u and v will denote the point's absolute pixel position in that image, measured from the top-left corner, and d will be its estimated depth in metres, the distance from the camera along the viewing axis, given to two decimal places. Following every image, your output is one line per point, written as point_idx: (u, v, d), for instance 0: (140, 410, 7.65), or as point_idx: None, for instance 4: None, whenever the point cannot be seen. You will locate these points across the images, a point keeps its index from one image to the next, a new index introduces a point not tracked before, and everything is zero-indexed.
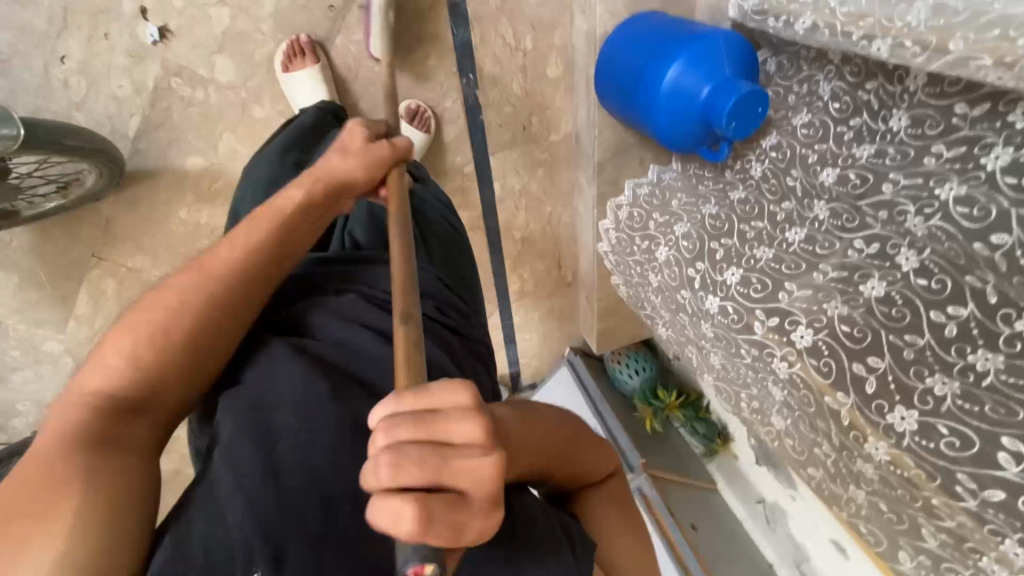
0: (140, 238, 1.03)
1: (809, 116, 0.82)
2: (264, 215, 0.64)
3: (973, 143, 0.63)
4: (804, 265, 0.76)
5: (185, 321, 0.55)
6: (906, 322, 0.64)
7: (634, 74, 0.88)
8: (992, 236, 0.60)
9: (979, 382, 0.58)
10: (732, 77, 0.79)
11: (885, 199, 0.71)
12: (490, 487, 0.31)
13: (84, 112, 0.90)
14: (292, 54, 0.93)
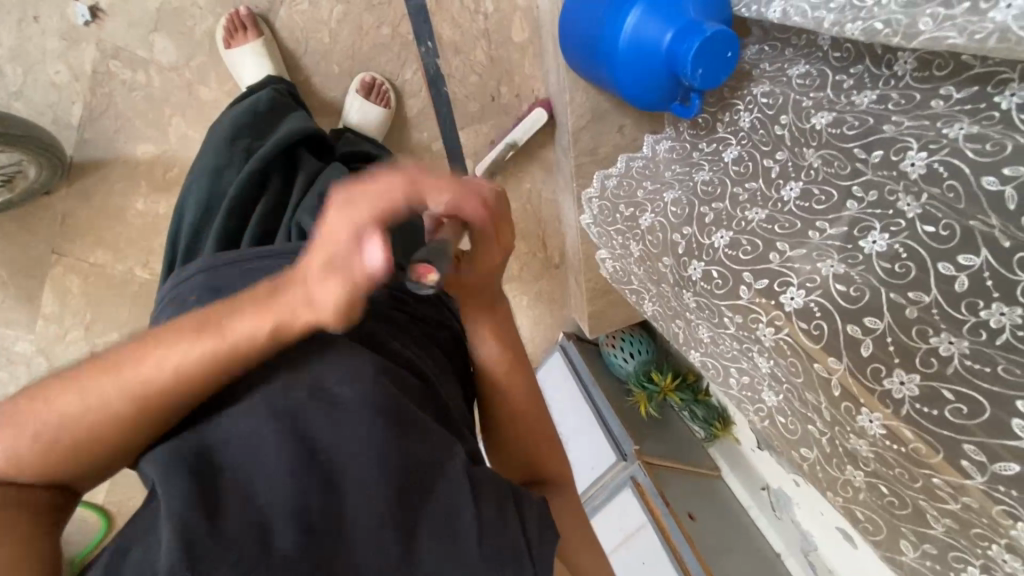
0: (100, 232, 1.00)
1: (807, 66, 0.72)
2: (198, 324, 0.42)
3: (986, 81, 0.53)
4: (800, 223, 0.65)
5: (83, 424, 0.40)
6: (910, 278, 0.53)
7: (595, 31, 0.81)
8: (1004, 169, 0.49)
9: (992, 340, 0.47)
10: (697, 20, 0.71)
11: (883, 138, 0.59)
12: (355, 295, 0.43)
13: (24, 102, 0.87)
14: (232, 29, 0.88)
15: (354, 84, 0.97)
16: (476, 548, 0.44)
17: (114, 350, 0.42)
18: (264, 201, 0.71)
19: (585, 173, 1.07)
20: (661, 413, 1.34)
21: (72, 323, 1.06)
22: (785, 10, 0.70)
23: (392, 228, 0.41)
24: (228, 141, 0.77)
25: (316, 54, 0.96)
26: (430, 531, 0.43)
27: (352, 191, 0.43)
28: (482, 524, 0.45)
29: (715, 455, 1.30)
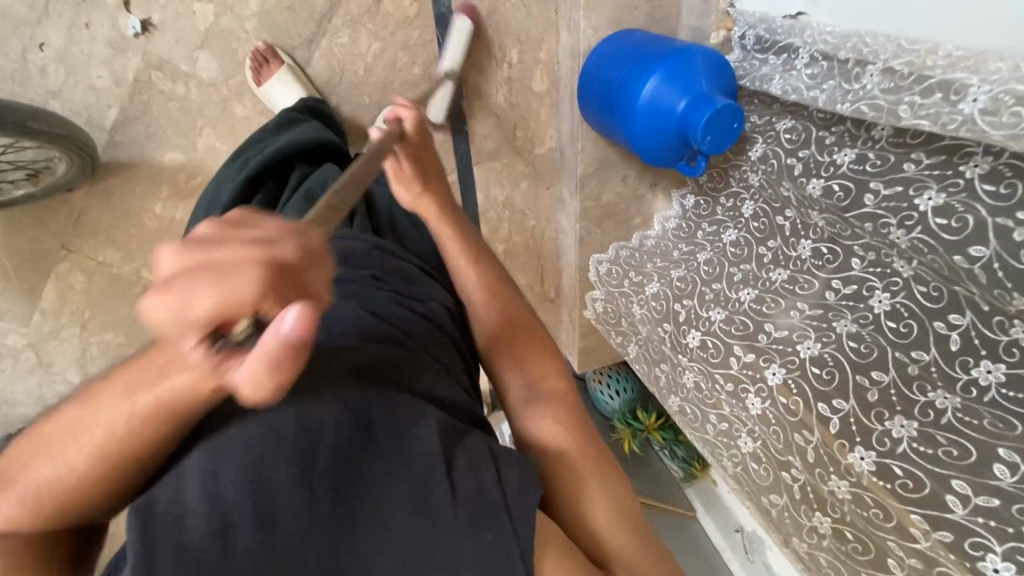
0: (113, 232, 1.02)
1: (792, 121, 0.81)
2: (132, 382, 0.37)
3: (953, 152, 0.60)
4: (817, 283, 0.73)
5: (68, 487, 0.37)
6: (913, 337, 0.62)
7: (613, 92, 0.89)
8: (970, 249, 0.56)
9: (981, 397, 0.55)
10: (709, 92, 0.80)
11: (867, 211, 0.67)
12: (271, 384, 0.31)
13: (61, 101, 0.89)
14: (258, 65, 0.93)
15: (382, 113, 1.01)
16: (451, 514, 0.43)
17: (79, 401, 0.38)
18: (257, 204, 0.74)
19: (587, 217, 1.14)
20: (644, 452, 1.38)
21: (69, 319, 1.07)
22: (784, 87, 0.80)
23: (264, 341, 0.29)
24: (234, 162, 0.82)
25: (350, 85, 1.00)
26: (405, 507, 0.43)
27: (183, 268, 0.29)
28: (457, 498, 0.44)
29: (690, 496, 1.32)
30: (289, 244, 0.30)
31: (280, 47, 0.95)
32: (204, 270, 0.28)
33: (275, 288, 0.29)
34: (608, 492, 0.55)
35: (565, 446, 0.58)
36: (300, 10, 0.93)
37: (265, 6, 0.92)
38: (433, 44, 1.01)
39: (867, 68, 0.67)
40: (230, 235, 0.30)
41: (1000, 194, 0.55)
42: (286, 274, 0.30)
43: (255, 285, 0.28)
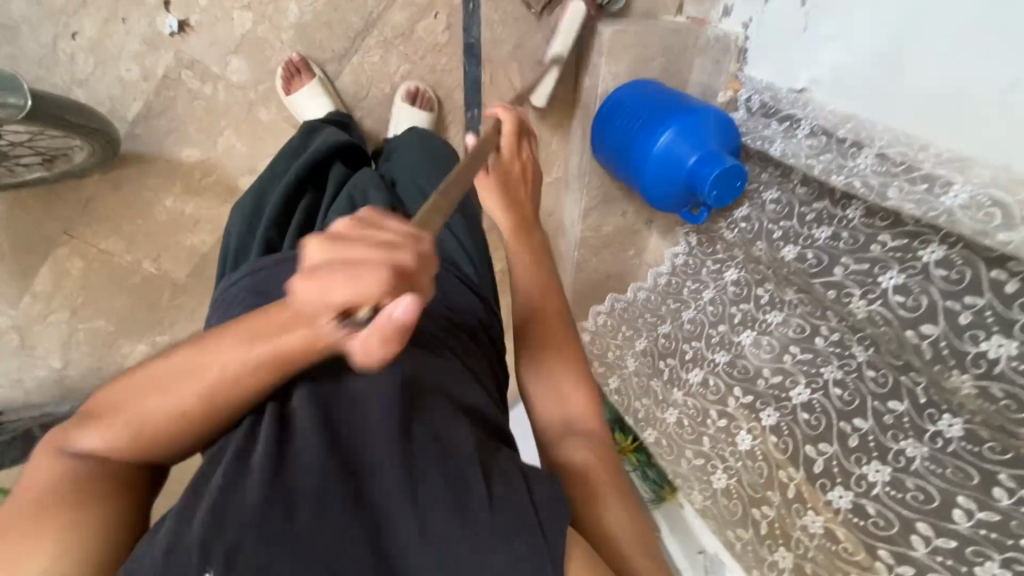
0: (118, 221, 1.01)
1: (778, 192, 0.91)
2: (251, 333, 0.42)
3: (914, 237, 0.69)
4: (808, 329, 0.80)
5: (165, 421, 0.44)
6: (888, 387, 0.69)
7: (626, 141, 0.97)
8: (922, 326, 0.66)
9: (945, 447, 0.62)
10: (718, 150, 0.88)
11: (835, 279, 0.78)
12: (379, 350, 0.38)
13: (86, 90, 0.90)
14: (289, 76, 0.95)
15: (399, 92, 1.00)
16: (486, 518, 0.43)
17: (195, 343, 0.44)
18: (301, 210, 0.74)
19: (586, 246, 1.20)
20: None
21: (59, 304, 1.05)
22: (785, 149, 0.88)
23: (379, 322, 0.36)
24: (273, 167, 0.83)
25: (376, 101, 1.03)
26: (443, 507, 0.44)
27: (328, 257, 0.35)
28: (493, 500, 0.45)
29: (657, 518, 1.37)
30: (411, 250, 0.36)
31: (312, 59, 0.97)
32: (343, 263, 0.35)
33: (393, 286, 0.35)
34: (635, 514, 0.57)
35: (599, 462, 0.60)
36: (336, 26, 0.96)
37: (302, 19, 0.95)
38: (459, 71, 1.05)
39: (863, 149, 0.75)
40: (367, 233, 0.36)
41: (952, 279, 0.64)
42: (405, 273, 0.36)
43: (378, 280, 0.34)
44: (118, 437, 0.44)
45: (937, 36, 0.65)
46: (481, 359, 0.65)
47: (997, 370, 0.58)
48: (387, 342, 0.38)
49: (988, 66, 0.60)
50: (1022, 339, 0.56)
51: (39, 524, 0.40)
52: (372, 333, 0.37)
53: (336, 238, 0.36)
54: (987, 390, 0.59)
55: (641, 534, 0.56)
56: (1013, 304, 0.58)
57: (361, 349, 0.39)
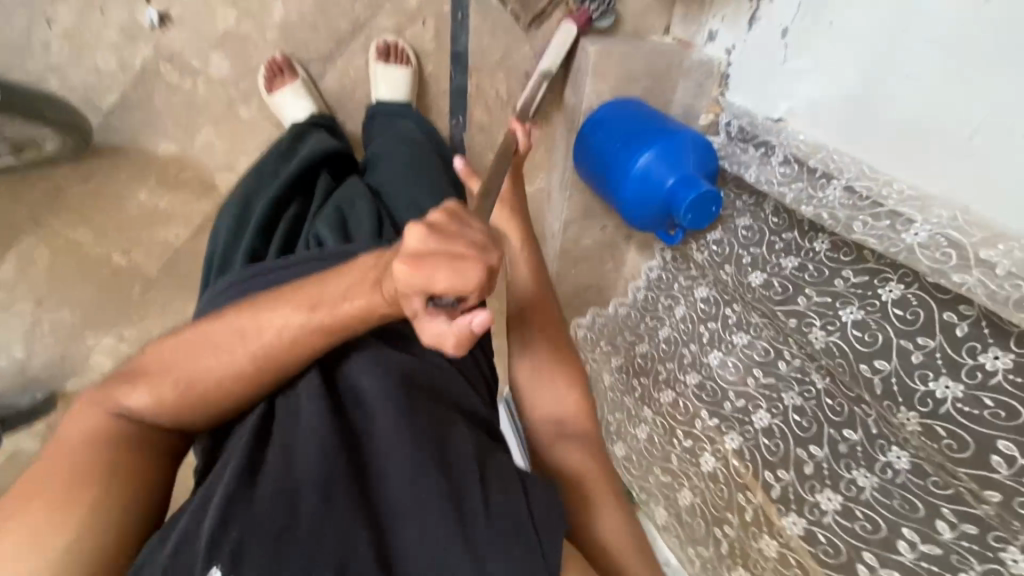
0: (89, 212, 0.99)
1: (750, 220, 0.93)
2: (314, 301, 0.50)
3: (874, 274, 0.71)
4: (771, 354, 0.83)
5: (207, 380, 0.51)
6: (843, 417, 0.71)
7: (607, 158, 0.97)
8: (875, 361, 0.68)
9: (894, 478, 0.64)
10: (695, 174, 0.89)
11: (798, 309, 0.80)
12: (450, 340, 0.43)
13: (59, 78, 0.88)
14: (272, 75, 0.94)
15: (371, 51, 0.97)
16: (483, 522, 0.50)
17: (256, 308, 0.52)
18: (289, 217, 0.74)
19: (565, 259, 1.22)
20: None
21: (23, 295, 1.02)
22: (760, 176, 0.90)
23: (462, 321, 0.42)
24: (259, 172, 0.82)
25: (359, 104, 1.02)
26: (439, 509, 0.49)
27: (423, 243, 0.42)
28: (486, 504, 0.51)
29: None
30: (495, 253, 0.43)
31: (295, 59, 0.96)
32: (445, 255, 0.41)
33: (483, 279, 0.42)
34: (628, 520, 0.67)
35: (594, 476, 0.68)
36: (322, 28, 0.96)
37: (287, 19, 0.94)
38: (446, 79, 1.05)
39: (832, 181, 0.77)
40: (457, 229, 0.43)
41: (907, 319, 0.66)
42: (490, 270, 0.43)
43: (472, 273, 0.41)
44: (157, 394, 0.51)
45: (903, 79, 0.67)
46: (473, 366, 0.70)
47: (942, 411, 0.61)
48: (463, 336, 0.43)
49: (953, 111, 0.62)
50: (968, 383, 0.59)
51: (67, 493, 0.46)
52: (454, 322, 0.43)
53: (442, 230, 0.43)
54: (931, 428, 0.61)
55: (631, 537, 0.66)
56: (962, 348, 0.61)
57: (434, 333, 0.43)
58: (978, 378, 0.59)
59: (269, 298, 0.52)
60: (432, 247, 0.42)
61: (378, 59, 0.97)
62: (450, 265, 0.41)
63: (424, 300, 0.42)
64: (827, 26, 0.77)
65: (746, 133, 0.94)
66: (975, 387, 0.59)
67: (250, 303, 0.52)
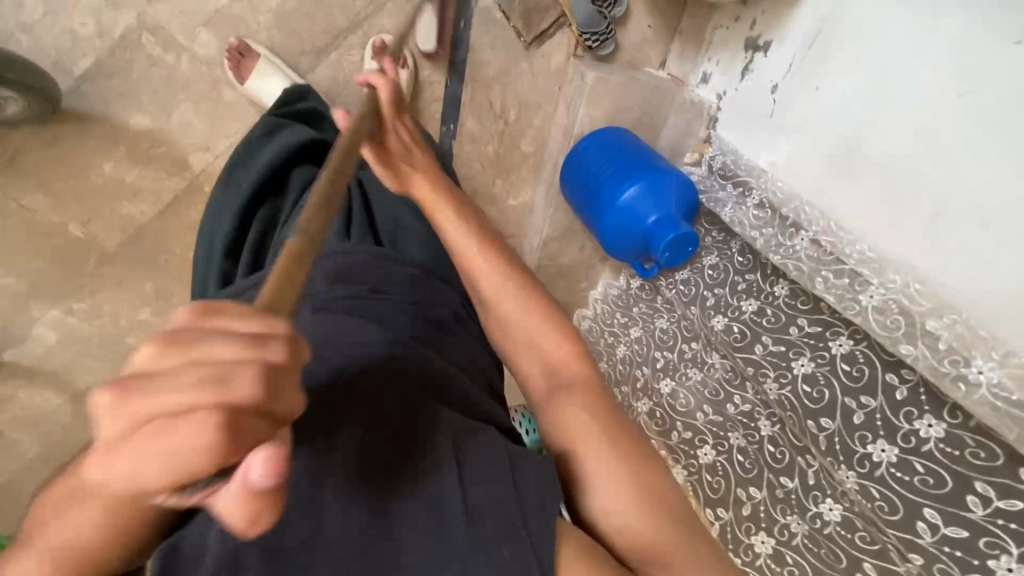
0: (47, 179, 0.94)
1: (716, 258, 0.98)
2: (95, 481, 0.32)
3: (826, 327, 0.77)
4: (721, 394, 0.90)
5: (86, 551, 0.36)
6: (783, 464, 0.79)
7: (589, 188, 1.00)
8: (821, 418, 0.74)
9: (822, 528, 0.72)
10: (675, 215, 0.92)
11: (755, 356, 0.85)
12: (243, 507, 0.30)
13: (30, 37, 0.86)
14: (235, 63, 0.91)
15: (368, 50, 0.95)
16: (464, 532, 0.44)
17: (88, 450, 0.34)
18: (260, 218, 0.71)
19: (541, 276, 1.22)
20: None
21: None
22: (733, 217, 0.94)
23: (237, 485, 0.29)
24: (231, 170, 0.79)
25: (349, 100, 1.00)
26: (422, 516, 0.44)
27: (123, 421, 0.27)
28: (470, 504, 0.45)
29: None
30: (248, 370, 0.27)
31: (289, 48, 0.95)
32: (165, 421, 0.27)
33: (235, 430, 0.27)
34: (636, 479, 0.52)
35: (586, 435, 0.54)
36: (319, 19, 0.95)
37: (284, 6, 0.94)
38: (441, 85, 1.07)
39: (800, 232, 0.82)
40: (177, 360, 0.27)
41: (853, 375, 0.71)
42: (245, 408, 0.27)
43: (212, 436, 0.27)
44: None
45: (874, 150, 0.71)
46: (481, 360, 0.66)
47: (877, 473, 0.67)
48: (253, 495, 0.30)
49: (919, 191, 0.65)
50: (901, 449, 0.65)
51: None
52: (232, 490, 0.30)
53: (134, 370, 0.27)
54: (867, 488, 0.68)
55: (648, 500, 0.51)
56: (899, 412, 0.66)
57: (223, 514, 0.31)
58: (911, 443, 0.64)
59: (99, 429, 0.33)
60: (131, 409, 0.27)
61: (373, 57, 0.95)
62: (171, 421, 0.27)
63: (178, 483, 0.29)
64: (813, 90, 0.80)
65: (726, 169, 0.98)
66: (908, 452, 0.64)
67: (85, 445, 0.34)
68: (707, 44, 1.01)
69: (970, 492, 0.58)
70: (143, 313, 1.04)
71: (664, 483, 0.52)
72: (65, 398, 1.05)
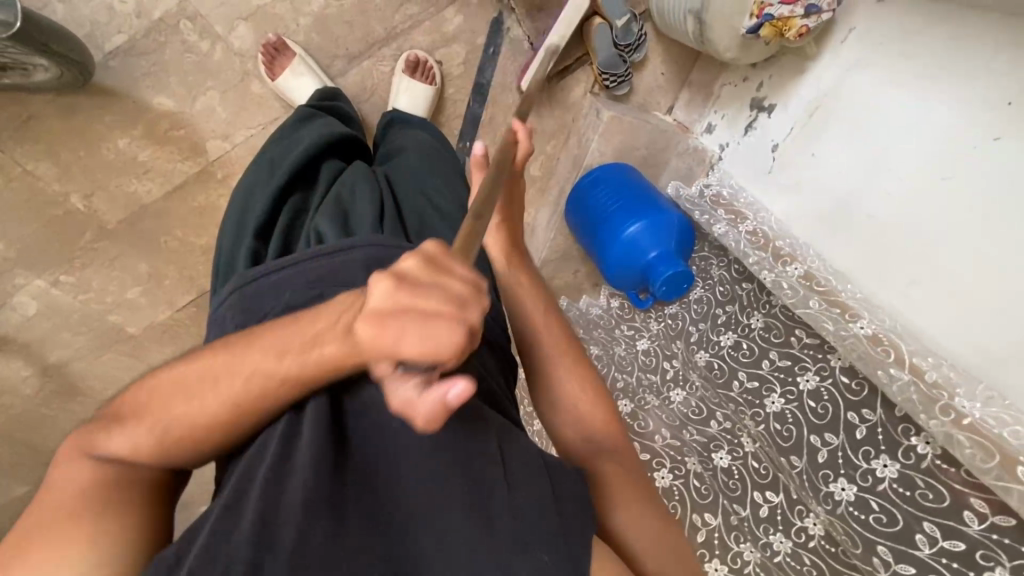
0: (56, 146, 0.93)
1: (701, 292, 1.05)
2: (280, 348, 0.44)
3: (795, 361, 0.85)
4: (679, 421, 0.96)
5: (192, 426, 0.45)
6: (737, 493, 0.85)
7: (594, 219, 1.05)
8: (791, 455, 0.81)
9: (772, 557, 0.79)
10: (673, 252, 0.99)
11: (733, 393, 0.91)
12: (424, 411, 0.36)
13: (68, 8, 0.88)
14: (269, 59, 0.95)
15: (399, 62, 0.99)
16: (506, 522, 0.44)
17: (235, 343, 0.45)
18: (291, 208, 0.72)
19: None
20: None
21: None
22: (726, 234, 0.99)
23: (436, 391, 0.35)
24: (259, 164, 0.80)
25: (373, 106, 1.03)
26: (459, 508, 0.44)
27: (388, 302, 0.36)
28: (513, 503, 0.45)
29: None
30: (474, 310, 0.37)
31: (324, 51, 0.99)
32: (414, 311, 0.35)
33: (459, 347, 0.36)
34: (663, 526, 0.55)
35: (623, 479, 0.56)
36: (357, 28, 0.99)
37: (325, 11, 0.98)
38: (464, 103, 1.07)
39: (795, 262, 0.88)
40: (432, 279, 0.36)
41: (818, 412, 0.80)
42: (472, 332, 0.36)
43: (446, 345, 0.35)
44: (143, 441, 0.45)
45: (866, 217, 0.79)
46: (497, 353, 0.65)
47: (838, 510, 0.75)
48: (438, 407, 0.36)
49: (902, 258, 0.74)
50: (860, 487, 0.73)
51: (58, 532, 0.40)
52: (430, 390, 0.36)
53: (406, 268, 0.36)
54: (832, 522, 0.75)
55: (669, 536, 0.55)
56: (858, 451, 0.74)
57: (406, 406, 0.36)
58: (868, 482, 0.72)
59: (265, 323, 0.46)
60: (398, 291, 0.36)
61: (404, 72, 1.00)
62: (417, 316, 0.35)
63: (395, 362, 0.36)
64: (811, 155, 0.88)
65: (719, 198, 1.05)
66: (865, 490, 0.72)
67: (239, 333, 0.46)
68: (714, 97, 1.09)
69: (919, 531, 0.66)
70: (132, 293, 1.02)
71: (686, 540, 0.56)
72: (35, 370, 1.02)
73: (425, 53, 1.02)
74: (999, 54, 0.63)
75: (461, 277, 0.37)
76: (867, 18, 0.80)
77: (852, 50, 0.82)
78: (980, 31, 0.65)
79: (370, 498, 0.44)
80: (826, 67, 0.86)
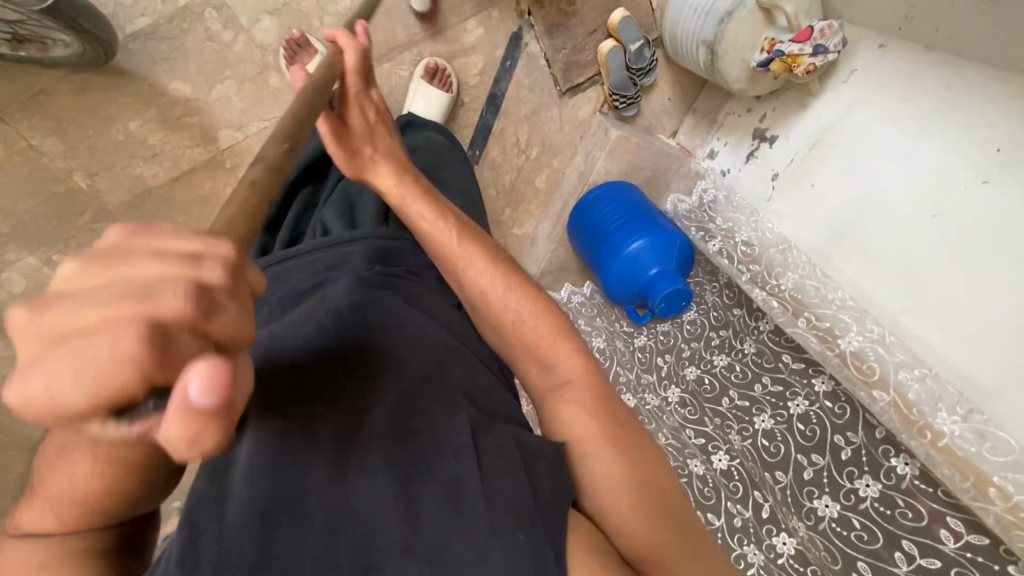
0: (65, 122, 0.92)
1: (695, 314, 1.06)
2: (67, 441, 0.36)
3: (785, 388, 0.88)
4: (652, 423, 0.98)
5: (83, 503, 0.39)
6: (710, 502, 0.86)
7: (598, 234, 1.07)
8: (775, 471, 0.84)
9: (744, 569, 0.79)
10: (674, 271, 1.02)
11: (721, 409, 0.93)
12: (183, 440, 0.27)
13: None
14: (290, 54, 0.95)
15: (420, 66, 1.04)
16: (480, 512, 0.43)
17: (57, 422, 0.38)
18: (302, 199, 0.73)
19: None
20: None
21: None
22: (721, 249, 1.03)
23: (174, 410, 0.26)
24: None
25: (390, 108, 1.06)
26: (437, 499, 0.45)
27: (48, 340, 0.27)
28: (488, 493, 0.45)
29: None
30: (173, 286, 0.27)
31: None
32: (77, 343, 0.26)
33: (159, 351, 0.26)
34: (637, 473, 0.52)
35: (588, 434, 0.54)
36: None
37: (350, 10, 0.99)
38: (476, 113, 1.12)
39: (786, 273, 0.92)
40: (104, 280, 0.28)
41: (806, 435, 0.82)
42: (170, 323, 0.27)
43: (131, 345, 0.26)
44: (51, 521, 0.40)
45: (856, 247, 0.83)
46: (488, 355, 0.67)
47: (821, 526, 0.77)
48: (193, 427, 0.27)
49: (890, 283, 0.78)
50: (843, 505, 0.76)
51: None
52: (169, 416, 0.27)
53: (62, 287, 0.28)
54: (814, 540, 0.77)
55: (648, 490, 0.52)
56: (842, 471, 0.78)
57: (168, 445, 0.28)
58: (852, 501, 0.75)
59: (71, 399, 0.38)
60: (44, 326, 0.27)
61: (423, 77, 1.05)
62: (86, 337, 0.26)
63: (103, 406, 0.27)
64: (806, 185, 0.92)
65: (713, 205, 1.07)
66: (848, 508, 0.75)
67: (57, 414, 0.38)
68: (718, 124, 1.13)
69: (897, 550, 0.70)
70: None
71: (669, 486, 0.53)
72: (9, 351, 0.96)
73: (444, 62, 1.07)
74: (987, 101, 0.69)
75: (136, 261, 0.28)
76: (868, 60, 0.85)
77: (852, 90, 0.87)
78: (974, 79, 0.71)
79: (338, 490, 0.45)
80: (827, 104, 0.90)
